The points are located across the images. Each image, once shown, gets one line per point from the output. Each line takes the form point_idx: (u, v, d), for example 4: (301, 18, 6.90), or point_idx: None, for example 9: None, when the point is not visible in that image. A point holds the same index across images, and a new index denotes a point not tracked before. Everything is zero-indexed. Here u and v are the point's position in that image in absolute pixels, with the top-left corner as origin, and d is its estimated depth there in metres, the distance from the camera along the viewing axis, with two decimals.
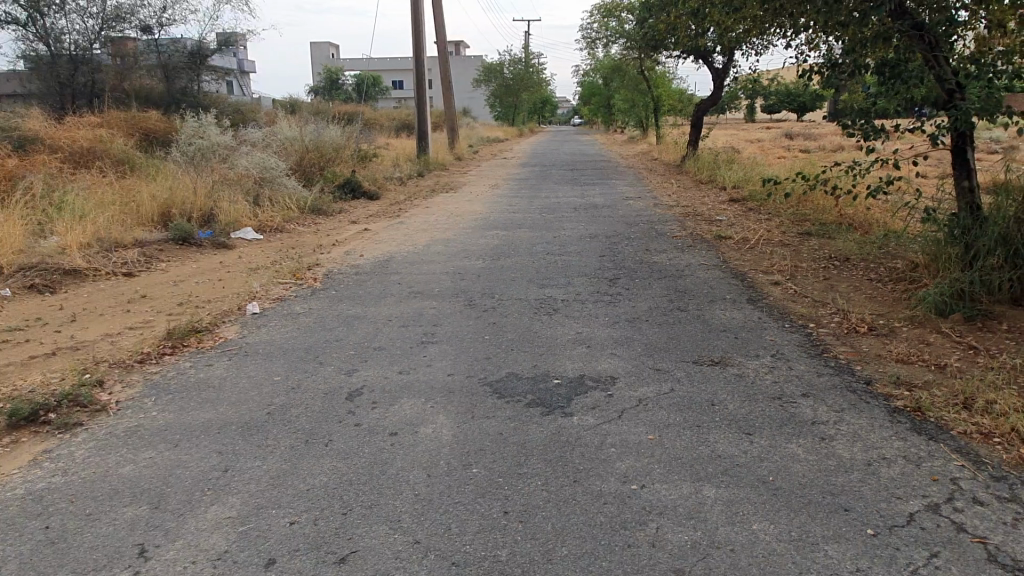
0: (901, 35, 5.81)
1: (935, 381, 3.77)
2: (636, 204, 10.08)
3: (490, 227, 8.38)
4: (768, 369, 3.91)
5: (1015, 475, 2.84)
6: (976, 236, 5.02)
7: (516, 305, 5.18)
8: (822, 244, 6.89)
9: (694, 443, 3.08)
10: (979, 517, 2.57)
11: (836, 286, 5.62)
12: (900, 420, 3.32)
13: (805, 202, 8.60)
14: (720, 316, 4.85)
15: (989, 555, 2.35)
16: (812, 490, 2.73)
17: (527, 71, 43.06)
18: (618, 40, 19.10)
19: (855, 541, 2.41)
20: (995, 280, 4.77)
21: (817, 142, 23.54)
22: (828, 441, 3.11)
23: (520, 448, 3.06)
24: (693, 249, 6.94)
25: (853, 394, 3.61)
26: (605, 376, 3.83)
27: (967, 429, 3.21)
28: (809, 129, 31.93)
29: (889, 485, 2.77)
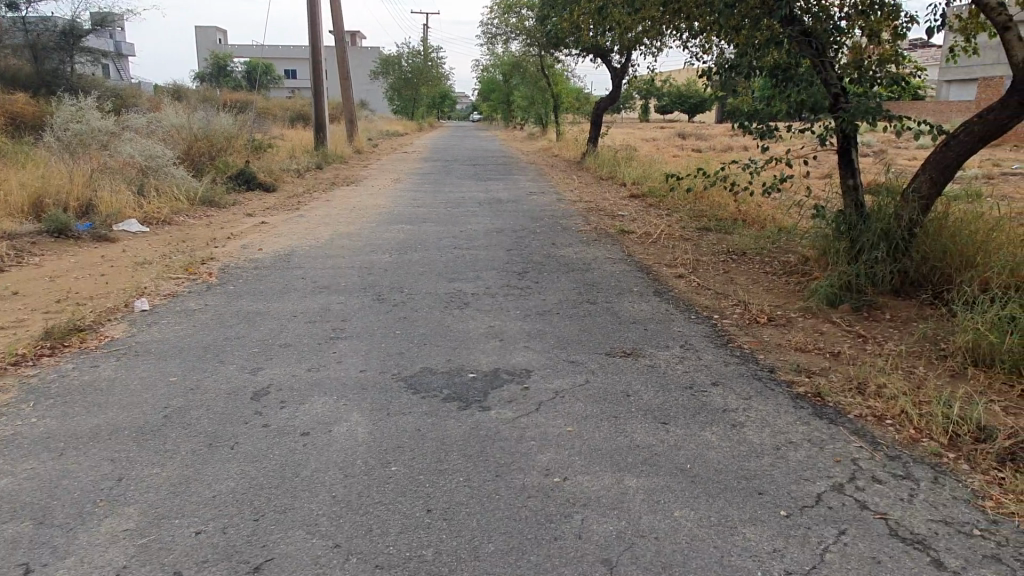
0: (791, 40, 6.09)
1: (831, 368, 3.98)
2: (540, 199, 10.13)
3: (394, 221, 8.20)
4: (678, 359, 4.01)
5: (907, 454, 3.04)
6: (861, 232, 5.33)
7: (426, 299, 5.08)
8: (719, 239, 7.16)
9: (613, 433, 3.11)
10: (878, 494, 2.72)
11: (735, 279, 5.85)
12: (803, 406, 3.48)
13: (702, 198, 8.92)
14: (628, 308, 4.93)
15: (891, 530, 2.48)
16: (727, 475, 2.80)
17: (426, 64, 42.63)
18: (518, 36, 19.20)
19: (770, 523, 2.49)
20: (879, 273, 5.09)
21: (707, 142, 24.57)
22: (739, 428, 3.21)
23: (439, 444, 2.98)
24: (598, 243, 7.05)
25: (759, 381, 3.75)
26: (520, 370, 3.81)
27: (862, 413, 3.41)
28: (700, 129, 33.23)
29: (797, 468, 2.88)
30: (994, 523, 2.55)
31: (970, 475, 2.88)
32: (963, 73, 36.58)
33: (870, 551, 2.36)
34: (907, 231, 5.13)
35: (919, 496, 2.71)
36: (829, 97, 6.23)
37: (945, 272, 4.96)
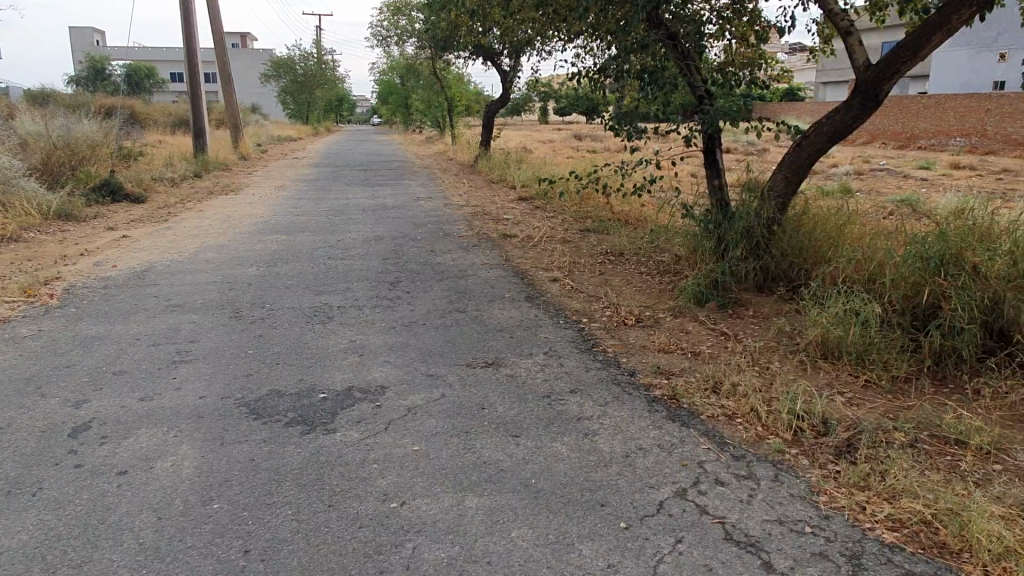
0: (658, 43, 6.13)
1: (690, 368, 4.02)
2: (427, 205, 9.97)
3: (269, 231, 7.85)
4: (539, 366, 3.96)
5: (752, 453, 3.08)
6: (725, 230, 5.44)
7: (287, 315, 4.83)
8: (599, 240, 7.22)
9: (461, 450, 3.00)
10: (719, 497, 2.72)
11: (609, 280, 5.87)
12: (657, 409, 3.48)
13: (585, 200, 8.99)
14: (497, 315, 4.85)
15: (726, 534, 2.48)
16: (571, 489, 2.74)
17: (320, 67, 41.64)
18: (408, 38, 18.96)
19: (608, 537, 2.44)
20: (742, 270, 5.23)
21: (601, 143, 24.99)
22: (591, 436, 3.17)
23: (272, 474, 2.79)
24: (477, 249, 6.96)
25: (617, 386, 3.73)
26: (374, 387, 3.64)
27: (714, 412, 3.44)
28: (594, 131, 33.86)
29: (643, 476, 2.85)
30: (825, 519, 2.61)
31: (808, 470, 2.95)
32: (836, 74, 38.92)
33: (704, 559, 2.33)
34: (767, 229, 5.28)
35: (758, 496, 2.74)
36: (695, 99, 6.32)
37: (802, 268, 5.14)
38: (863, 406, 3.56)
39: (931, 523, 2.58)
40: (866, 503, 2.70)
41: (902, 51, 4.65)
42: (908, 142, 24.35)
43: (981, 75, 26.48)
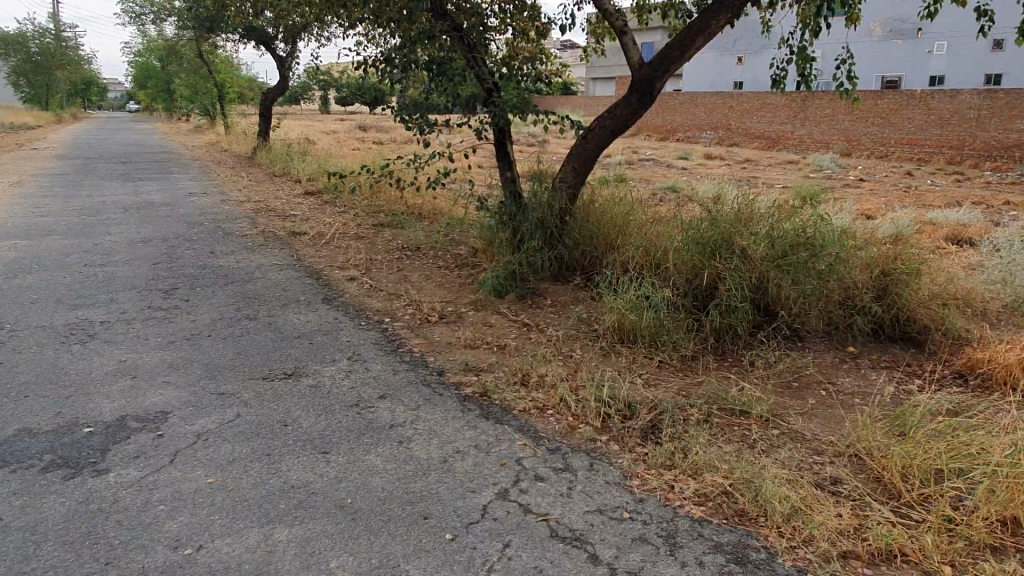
0: (445, 34, 6.05)
1: (498, 362, 4.01)
2: (201, 201, 9.13)
3: (4, 236, 6.68)
4: (344, 374, 3.72)
5: (566, 444, 3.12)
6: (520, 222, 5.52)
7: (36, 336, 4.11)
8: (394, 235, 7.03)
9: (264, 476, 2.70)
10: (540, 494, 2.71)
11: (408, 276, 5.72)
12: (470, 408, 3.41)
13: (377, 193, 8.74)
14: (292, 321, 4.51)
15: (551, 531, 2.47)
16: (391, 504, 2.58)
17: (59, 46, 36.68)
18: (168, 17, 17.25)
19: (434, 552, 2.32)
20: (538, 261, 5.34)
21: (386, 134, 24.61)
22: (405, 444, 3.02)
23: (27, 535, 2.31)
24: (263, 248, 6.47)
25: (427, 388, 3.60)
26: (154, 414, 3.18)
27: (526, 406, 3.45)
28: (378, 122, 33.30)
29: (464, 480, 2.77)
30: (640, 502, 2.71)
31: (620, 455, 3.06)
32: (604, 72, 41.84)
33: (533, 561, 2.30)
34: (559, 220, 5.44)
35: (577, 488, 2.77)
36: (484, 92, 6.35)
37: (593, 256, 5.37)
38: (660, 386, 3.79)
39: (731, 494, 2.79)
40: (674, 481, 2.86)
41: (671, 51, 4.98)
42: (668, 135, 26.90)
43: (724, 74, 29.76)
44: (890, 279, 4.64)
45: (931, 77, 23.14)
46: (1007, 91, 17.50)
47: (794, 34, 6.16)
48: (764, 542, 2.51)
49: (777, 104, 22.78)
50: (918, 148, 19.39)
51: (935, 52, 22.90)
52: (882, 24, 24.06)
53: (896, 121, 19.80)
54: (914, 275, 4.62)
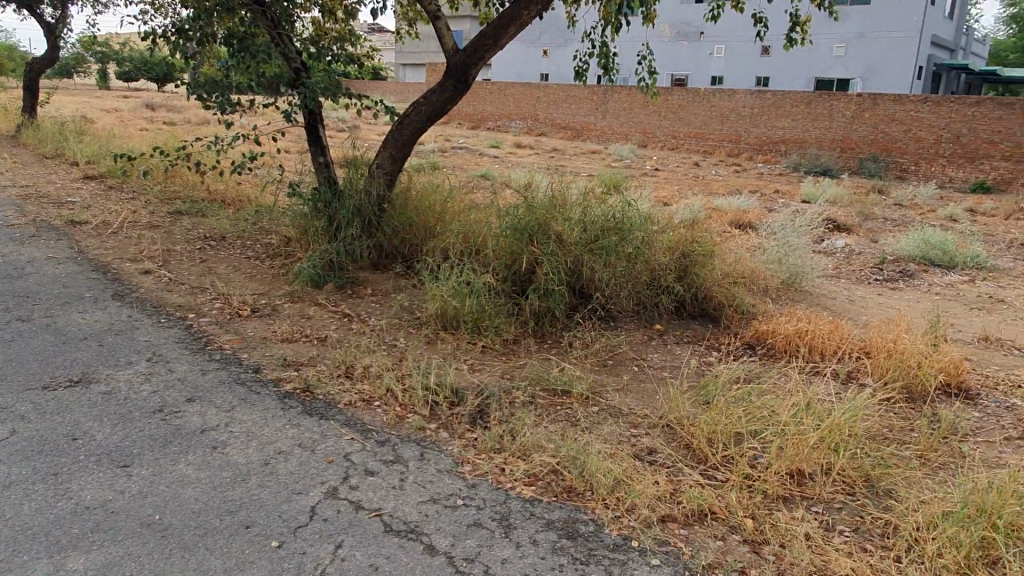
0: (246, 7, 5.64)
1: (318, 355, 3.83)
2: None
3: None
4: (143, 377, 3.36)
5: (396, 435, 3.05)
6: (336, 209, 5.25)
7: None
8: (194, 223, 6.49)
9: (50, 500, 2.37)
10: (372, 489, 2.62)
11: (214, 268, 5.31)
12: (291, 405, 3.22)
13: (172, 178, 8.02)
14: (76, 321, 4.00)
15: (385, 526, 2.40)
16: (207, 515, 2.37)
17: None
18: None
19: (260, 562, 2.16)
20: (356, 249, 5.16)
21: (178, 113, 22.63)
22: (220, 449, 2.79)
23: None
24: (36, 240, 5.68)
25: (242, 387, 3.35)
26: None
27: (351, 399, 3.33)
28: (167, 100, 30.51)
29: (288, 482, 2.61)
30: (473, 488, 2.72)
31: (450, 443, 3.05)
32: (413, 57, 41.49)
33: (368, 559, 2.22)
34: (377, 207, 5.30)
35: (409, 479, 2.72)
36: (291, 71, 6.03)
37: (414, 244, 5.32)
38: (485, 371, 3.84)
39: (559, 472, 2.89)
40: (504, 464, 2.91)
41: (485, 39, 5.04)
42: (479, 124, 26.91)
43: (530, 66, 30.71)
44: (689, 260, 5.04)
45: (712, 77, 25.44)
46: (774, 93, 19.75)
47: (595, 29, 6.45)
48: (591, 516, 2.62)
49: (581, 97, 23.83)
50: (703, 141, 21.31)
51: (715, 54, 25.21)
52: (671, 26, 26.21)
53: (684, 116, 21.58)
54: (708, 257, 5.06)
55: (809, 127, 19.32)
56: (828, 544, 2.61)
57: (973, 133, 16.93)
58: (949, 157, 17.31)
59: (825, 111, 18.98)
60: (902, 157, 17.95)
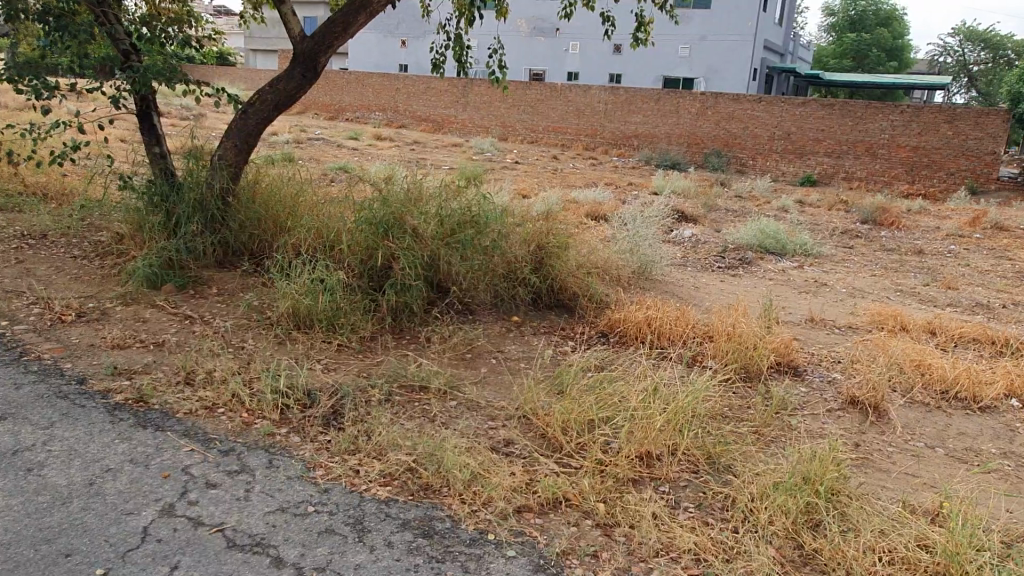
0: None
1: (155, 362, 3.56)
2: None
3: None
4: None
5: (241, 443, 2.89)
6: (174, 203, 4.91)
7: None
8: (10, 219, 5.84)
9: None
10: (213, 502, 2.46)
11: (32, 269, 4.80)
12: (122, 417, 2.97)
13: None
14: None
15: (228, 542, 2.26)
16: (19, 547, 2.13)
17: None
18: None
19: None
20: (198, 246, 4.85)
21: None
22: (36, 471, 2.52)
23: None
24: None
25: (64, 401, 3.05)
26: None
27: (191, 408, 3.12)
28: None
29: (118, 502, 2.40)
30: (325, 493, 2.62)
31: (301, 447, 2.93)
32: (264, 43, 39.59)
33: None
34: (220, 201, 4.99)
35: (255, 489, 2.58)
36: (119, 53, 5.52)
37: (262, 240, 5.06)
38: (340, 370, 3.72)
39: (415, 470, 2.85)
40: (359, 466, 2.83)
41: (333, 26, 4.87)
42: (336, 114, 25.96)
43: (388, 57, 30.16)
44: (545, 252, 5.14)
45: (568, 73, 26.12)
46: (626, 90, 20.58)
47: (450, 22, 6.36)
48: (449, 512, 2.61)
49: (441, 89, 23.60)
50: (561, 135, 21.86)
51: (571, 50, 25.89)
52: (528, 21, 26.41)
53: (542, 110, 22.02)
54: (563, 248, 5.17)
55: (658, 123, 20.32)
56: (674, 521, 2.74)
57: (801, 130, 18.52)
58: (781, 153, 18.82)
59: (673, 108, 20.03)
60: (741, 152, 19.32)
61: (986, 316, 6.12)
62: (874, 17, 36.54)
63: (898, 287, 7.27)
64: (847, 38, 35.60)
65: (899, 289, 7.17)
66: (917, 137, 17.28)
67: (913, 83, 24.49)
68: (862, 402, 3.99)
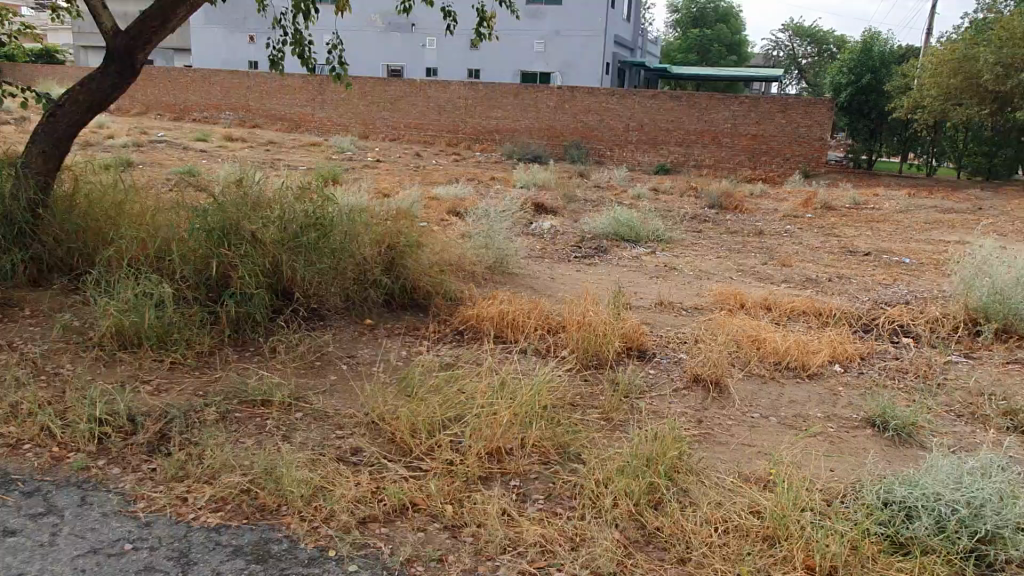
0: None
1: None
2: None
3: None
4: None
5: (49, 483, 2.65)
6: None
7: None
8: None
9: None
10: (11, 552, 2.24)
11: None
12: None
13: None
14: None
15: None
16: None
17: None
18: None
19: None
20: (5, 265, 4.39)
21: None
22: None
23: None
24: None
25: None
26: None
27: None
28: None
29: None
30: (146, 527, 2.44)
31: (120, 479, 2.72)
32: (96, 39, 36.60)
33: None
34: (30, 214, 4.53)
35: (64, 531, 2.37)
36: None
37: (82, 254, 4.64)
38: (172, 390, 3.48)
39: (251, 490, 2.70)
40: (187, 493, 2.65)
41: (150, 20, 4.53)
42: (182, 114, 24.42)
43: (236, 53, 28.70)
44: (396, 252, 5.03)
45: (426, 68, 25.94)
46: (485, 85, 20.70)
47: (287, 16, 5.99)
48: (286, 532, 2.48)
49: (295, 86, 22.71)
50: (422, 132, 21.66)
51: (427, 46, 25.73)
52: (382, 16, 25.92)
53: (402, 107, 21.71)
54: (414, 247, 5.08)
55: (518, 118, 20.59)
56: (521, 514, 2.74)
57: (653, 122, 19.36)
58: (636, 143, 19.61)
59: (531, 102, 20.37)
60: (598, 144, 19.93)
61: (816, 290, 6.63)
62: (713, 14, 38.81)
63: (740, 267, 7.74)
64: (691, 34, 37.57)
65: (741, 269, 7.63)
66: (756, 126, 18.53)
67: (750, 76, 26.24)
68: (705, 379, 4.18)
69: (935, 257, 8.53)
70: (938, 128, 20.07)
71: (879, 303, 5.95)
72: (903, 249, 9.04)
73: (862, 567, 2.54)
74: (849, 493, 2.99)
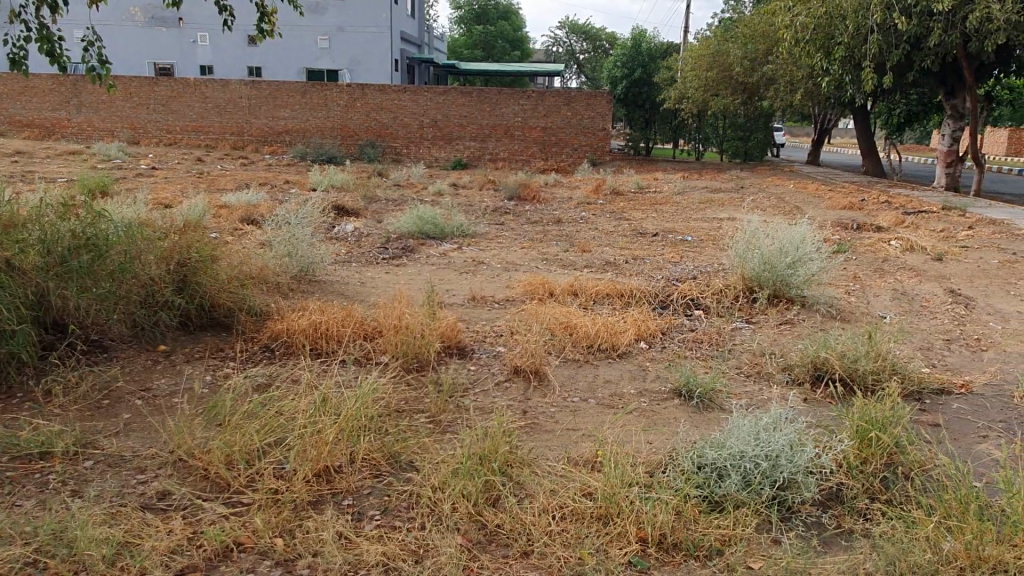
0: None
1: None
2: None
3: None
4: None
5: None
6: None
7: None
8: None
9: None
10: None
11: None
12: None
13: None
14: None
15: None
16: None
17: None
18: None
19: None
20: None
21: None
22: None
23: None
24: None
25: None
26: None
27: None
28: None
29: None
30: None
31: None
32: None
33: None
34: None
35: None
36: None
37: None
38: None
39: (38, 561, 2.32)
40: None
41: None
42: None
43: None
44: (188, 269, 4.58)
45: (199, 66, 24.10)
46: (269, 83, 19.66)
47: (27, 8, 5.17)
48: None
49: (43, 88, 20.03)
50: (202, 134, 20.12)
51: (199, 42, 23.89)
52: (143, 9, 23.65)
53: (176, 108, 19.99)
54: (208, 261, 4.66)
55: (307, 117, 19.80)
56: (359, 534, 2.62)
57: (446, 118, 19.55)
58: (431, 139, 19.71)
59: (320, 100, 19.66)
60: (393, 141, 19.76)
61: (614, 272, 7.05)
62: (493, 11, 39.82)
63: (544, 256, 8.03)
64: (475, 30, 38.38)
65: (544, 258, 7.90)
66: (544, 118, 19.36)
67: (533, 71, 27.27)
68: (524, 369, 4.27)
69: (711, 234, 9.41)
70: (700, 116, 22.23)
71: (670, 280, 6.45)
72: (683, 228, 9.89)
73: (686, 531, 2.72)
74: (667, 462, 3.19)
